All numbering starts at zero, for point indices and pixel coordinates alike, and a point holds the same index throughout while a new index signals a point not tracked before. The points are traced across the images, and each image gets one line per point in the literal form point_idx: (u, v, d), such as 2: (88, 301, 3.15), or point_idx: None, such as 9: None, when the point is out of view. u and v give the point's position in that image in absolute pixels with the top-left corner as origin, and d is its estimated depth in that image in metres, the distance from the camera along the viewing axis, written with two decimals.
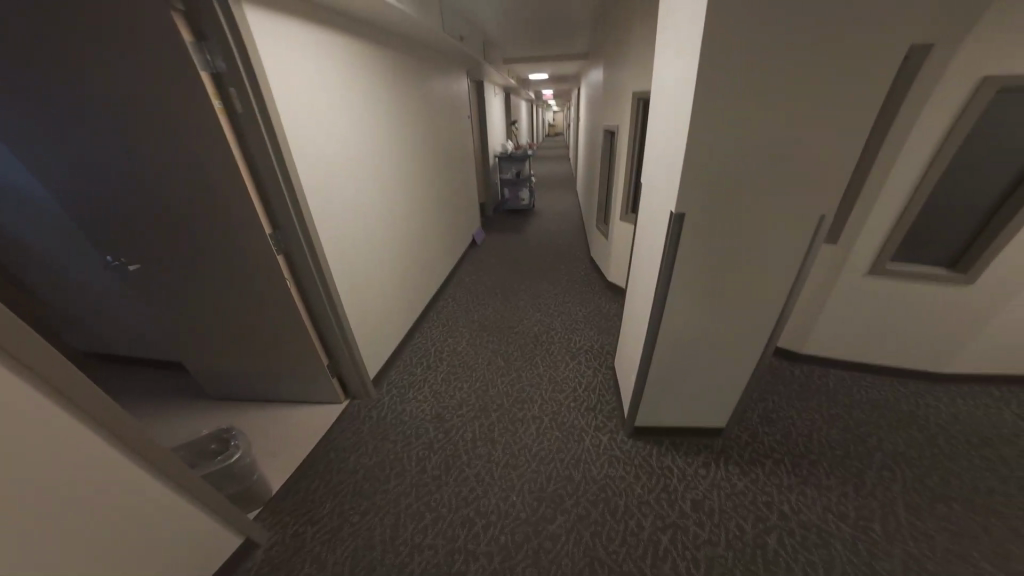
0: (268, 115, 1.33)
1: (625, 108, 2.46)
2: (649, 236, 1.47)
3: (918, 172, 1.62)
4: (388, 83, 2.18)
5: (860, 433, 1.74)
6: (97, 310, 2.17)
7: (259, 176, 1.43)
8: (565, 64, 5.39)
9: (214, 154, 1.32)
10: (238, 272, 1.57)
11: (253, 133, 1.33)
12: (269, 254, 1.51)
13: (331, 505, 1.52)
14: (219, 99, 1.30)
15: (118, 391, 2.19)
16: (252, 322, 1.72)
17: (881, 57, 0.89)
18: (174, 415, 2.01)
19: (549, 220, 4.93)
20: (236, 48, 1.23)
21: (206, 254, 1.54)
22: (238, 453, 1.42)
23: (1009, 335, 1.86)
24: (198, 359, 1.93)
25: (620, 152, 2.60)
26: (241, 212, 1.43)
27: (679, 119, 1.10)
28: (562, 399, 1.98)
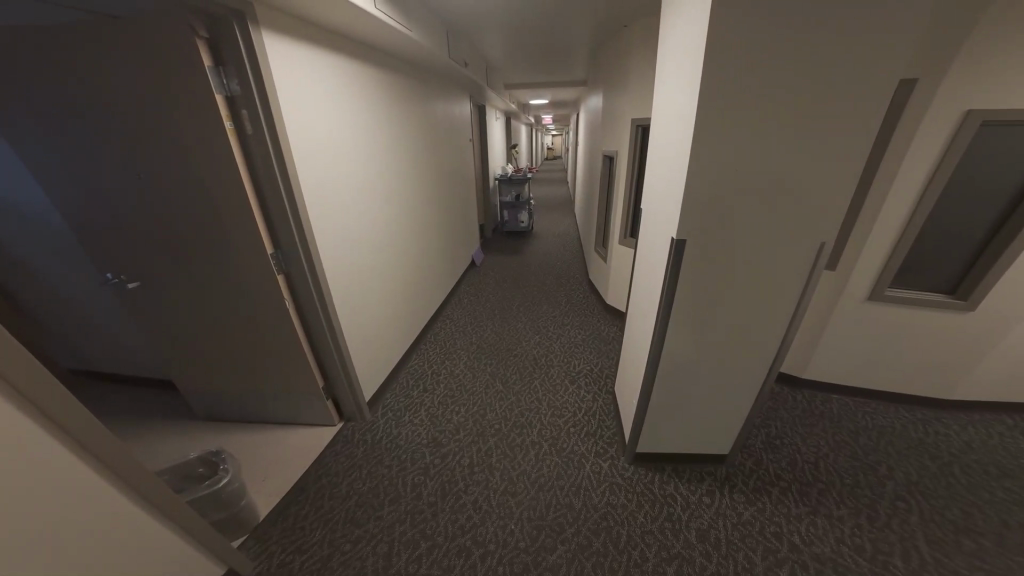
0: (279, 139, 1.36)
1: (625, 134, 2.51)
2: (648, 258, 1.49)
3: (911, 200, 1.67)
4: (393, 108, 2.25)
5: (869, 461, 1.70)
6: (93, 327, 2.15)
7: (265, 195, 1.44)
8: (564, 90, 5.58)
9: (223, 170, 1.34)
10: (239, 288, 1.57)
11: (261, 149, 1.35)
12: (269, 272, 1.51)
13: (321, 533, 1.45)
14: (231, 120, 1.32)
15: (107, 410, 2.14)
16: (249, 338, 1.70)
17: (882, 59, 0.92)
18: (163, 436, 1.95)
19: (549, 242, 4.97)
20: (251, 71, 1.26)
21: (208, 269, 1.54)
22: (227, 477, 1.37)
23: (1013, 359, 1.85)
24: (191, 378, 1.89)
25: (620, 178, 2.65)
26: (245, 226, 1.43)
27: (680, 145, 1.13)
28: (561, 424, 1.93)
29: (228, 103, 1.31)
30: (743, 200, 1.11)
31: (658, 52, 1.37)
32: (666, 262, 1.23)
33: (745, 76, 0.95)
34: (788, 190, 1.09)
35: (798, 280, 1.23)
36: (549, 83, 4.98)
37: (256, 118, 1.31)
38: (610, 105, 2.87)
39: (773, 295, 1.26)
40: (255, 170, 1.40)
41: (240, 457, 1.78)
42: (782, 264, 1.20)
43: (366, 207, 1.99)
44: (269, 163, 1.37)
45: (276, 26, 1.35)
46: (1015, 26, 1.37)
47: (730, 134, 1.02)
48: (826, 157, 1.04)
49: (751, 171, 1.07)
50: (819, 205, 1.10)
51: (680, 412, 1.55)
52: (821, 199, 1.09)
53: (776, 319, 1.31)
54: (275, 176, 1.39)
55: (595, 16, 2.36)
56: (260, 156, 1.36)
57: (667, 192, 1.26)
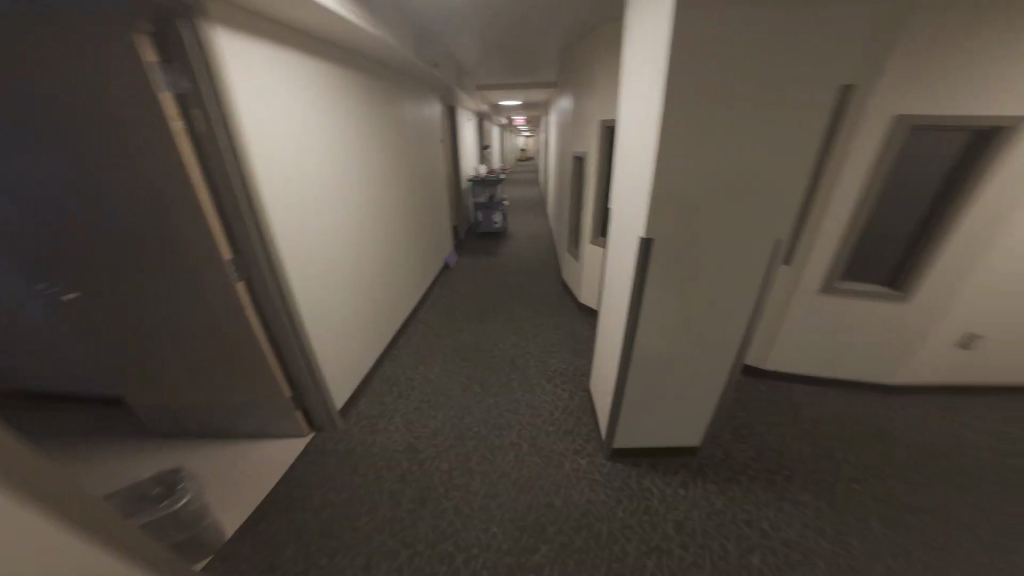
0: (235, 140, 1.29)
1: (593, 138, 2.57)
2: (618, 258, 1.52)
3: (854, 203, 1.81)
4: (362, 108, 2.19)
5: (825, 445, 1.81)
6: (25, 342, 1.96)
7: (221, 199, 1.36)
8: (535, 92, 5.63)
9: (173, 173, 1.26)
10: (195, 296, 1.47)
11: (217, 151, 1.28)
12: (228, 280, 1.43)
13: (294, 548, 1.38)
14: (182, 119, 1.24)
15: (43, 432, 1.95)
16: (207, 349, 1.60)
17: (823, 78, 1.00)
18: (108, 457, 1.80)
19: (523, 243, 5.00)
20: (202, 67, 1.19)
21: (159, 278, 1.44)
22: (185, 499, 1.27)
23: (944, 346, 2.04)
24: (142, 393, 1.76)
25: (589, 181, 2.71)
26: (199, 231, 1.35)
27: (646, 148, 1.17)
28: (539, 425, 1.94)
29: (178, 101, 1.23)
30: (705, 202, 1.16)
31: (622, 60, 1.41)
32: (636, 261, 1.26)
33: (704, 86, 1.01)
34: (747, 192, 1.15)
35: (759, 278, 1.29)
36: (520, 85, 5.01)
37: (211, 118, 1.24)
38: (579, 108, 2.92)
39: (735, 293, 1.33)
40: (209, 172, 1.33)
41: (199, 476, 1.66)
42: (743, 263, 1.27)
43: (334, 209, 1.92)
44: (225, 164, 1.30)
45: (231, 16, 1.28)
46: (938, 44, 1.51)
47: (693, 140, 1.07)
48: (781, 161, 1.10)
49: (712, 175, 1.12)
50: (776, 207, 1.17)
51: (653, 407, 1.59)
52: (774, 203, 1.16)
53: (739, 316, 1.37)
54: (232, 177, 1.32)
55: (564, 21, 2.40)
56: (216, 158, 1.29)
57: (634, 193, 1.30)
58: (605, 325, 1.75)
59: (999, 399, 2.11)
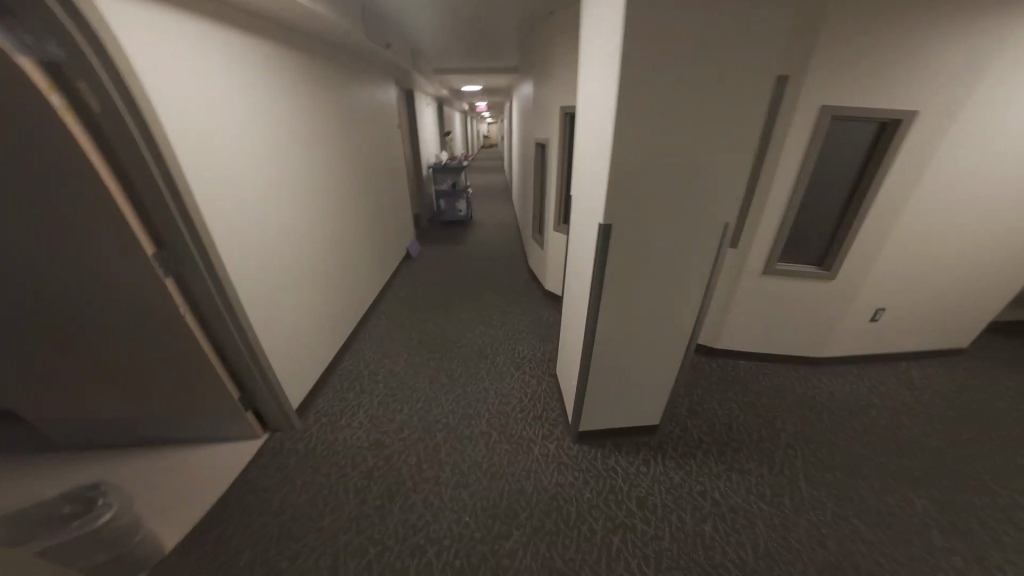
0: (141, 114, 1.11)
1: (555, 127, 2.59)
2: (580, 245, 1.55)
3: (787, 195, 1.98)
4: (304, 87, 2.03)
5: (767, 417, 1.99)
6: None
7: (134, 186, 1.19)
8: (496, 77, 5.53)
9: (68, 160, 1.07)
10: (113, 293, 1.30)
11: (119, 130, 1.10)
12: (151, 277, 1.27)
13: (250, 555, 1.29)
14: (61, 93, 1.03)
15: None
16: (131, 351, 1.43)
17: (762, 74, 1.06)
18: (14, 475, 1.58)
19: (488, 231, 4.96)
20: (72, 26, 0.96)
21: (66, 275, 1.26)
22: (109, 514, 1.15)
23: (863, 323, 2.29)
24: (53, 403, 1.56)
25: (552, 170, 2.73)
26: (108, 222, 1.17)
27: (605, 141, 1.17)
28: (509, 412, 1.96)
29: (49, 70, 1.01)
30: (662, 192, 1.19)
31: (579, 48, 1.39)
32: (597, 247, 1.29)
33: (652, 80, 1.03)
34: (698, 180, 1.20)
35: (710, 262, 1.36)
36: (480, 70, 4.89)
37: (104, 92, 1.05)
38: (540, 96, 2.90)
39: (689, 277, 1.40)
40: (111, 154, 1.14)
41: (130, 489, 1.50)
42: (696, 247, 1.33)
43: (277, 194, 1.78)
44: (132, 145, 1.12)
45: None
46: (857, 50, 1.65)
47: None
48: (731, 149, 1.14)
49: (668, 165, 1.16)
50: (727, 193, 1.24)
51: (614, 390, 1.66)
52: (725, 188, 1.22)
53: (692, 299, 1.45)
54: (144, 158, 1.15)
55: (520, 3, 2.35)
56: (120, 139, 1.11)
57: (594, 180, 1.32)
58: (569, 312, 1.77)
59: (907, 365, 2.42)
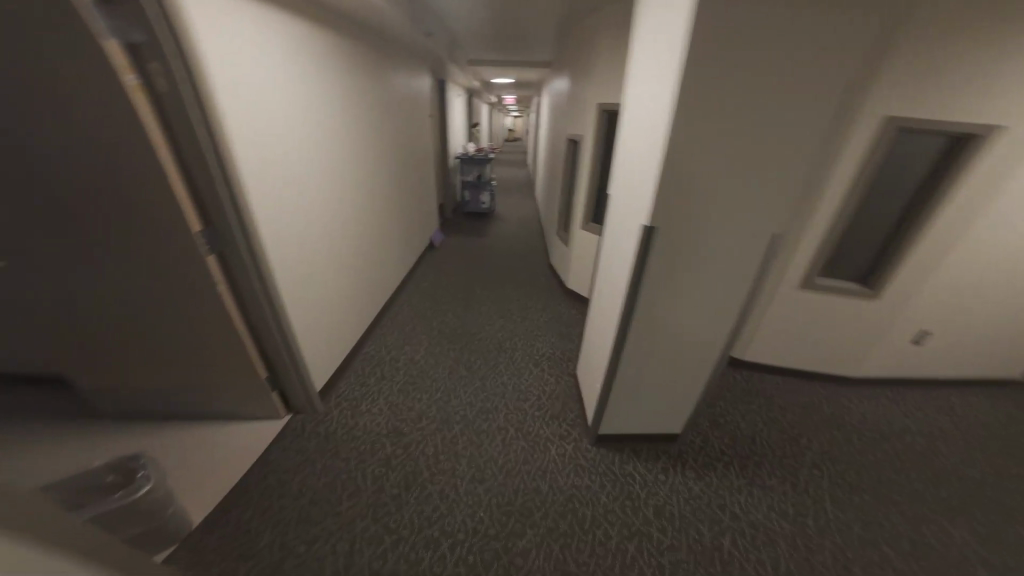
0: (204, 100, 1.14)
1: (590, 124, 2.55)
2: (616, 246, 1.50)
3: (837, 204, 1.88)
4: (348, 76, 2.06)
5: (793, 433, 1.92)
6: None
7: (189, 168, 1.22)
8: (528, 71, 5.46)
9: (131, 140, 1.10)
10: (157, 271, 1.34)
11: (183, 114, 1.12)
12: (196, 256, 1.31)
13: (270, 536, 1.33)
14: (135, 74, 1.06)
15: None
16: (171, 328, 1.48)
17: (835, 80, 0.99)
18: (57, 439, 1.67)
19: (511, 225, 4.94)
20: (155, 12, 0.99)
21: (113, 251, 1.30)
22: (146, 488, 1.18)
23: (906, 344, 2.18)
24: (96, 374, 1.63)
25: (584, 168, 2.69)
26: (158, 200, 1.20)
27: (655, 138, 1.14)
28: (526, 408, 1.95)
29: (130, 53, 1.04)
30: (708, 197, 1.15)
31: (630, 45, 1.35)
32: (637, 245, 1.25)
33: (718, 79, 0.98)
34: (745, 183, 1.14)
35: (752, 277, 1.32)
36: (513, 63, 4.84)
37: (174, 77, 1.07)
38: (577, 93, 2.85)
39: (727, 289, 1.35)
40: (172, 134, 1.17)
41: (164, 460, 1.57)
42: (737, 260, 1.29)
43: (316, 182, 1.81)
44: (192, 130, 1.15)
45: None
46: (928, 54, 1.55)
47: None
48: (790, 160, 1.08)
49: (718, 169, 1.12)
50: (777, 206, 1.19)
51: (640, 395, 1.63)
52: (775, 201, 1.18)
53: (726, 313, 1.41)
54: (202, 143, 1.17)
55: None
56: (182, 123, 1.14)
57: (639, 179, 1.27)
58: (596, 314, 1.75)
59: (948, 391, 2.29)
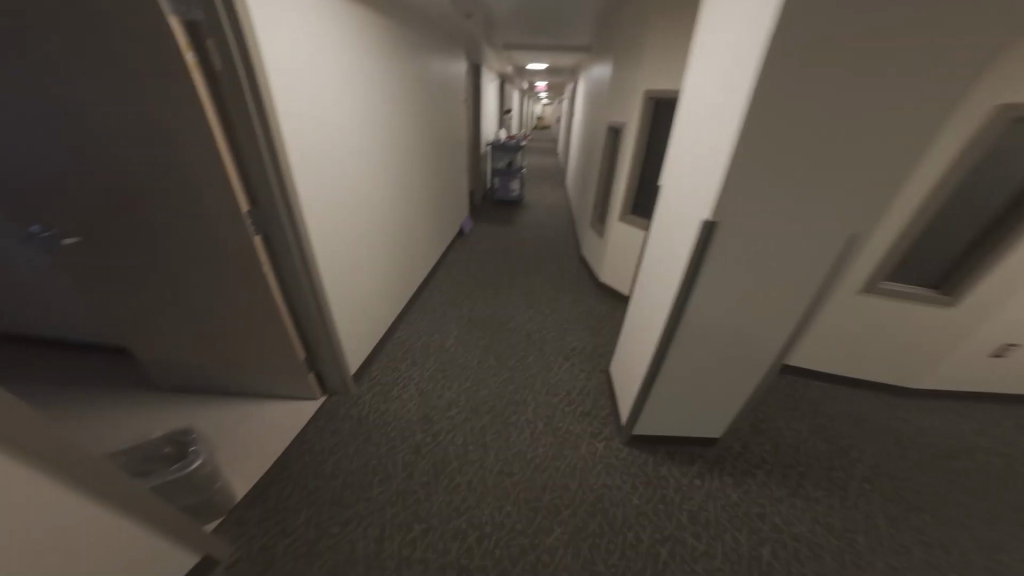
0: (255, 82, 1.14)
1: (633, 111, 2.44)
2: (664, 239, 1.42)
3: (913, 200, 1.70)
4: (389, 61, 2.04)
5: (842, 444, 1.80)
6: (31, 290, 1.96)
7: (240, 149, 1.24)
8: (565, 56, 5.30)
9: (188, 122, 1.13)
10: (209, 252, 1.39)
11: (236, 95, 1.14)
12: (244, 237, 1.34)
13: (307, 514, 1.39)
14: (193, 51, 1.09)
15: (53, 379, 1.95)
16: (221, 308, 1.55)
17: None
18: (120, 407, 1.80)
19: (541, 215, 4.86)
20: None
21: (169, 233, 1.35)
22: (197, 462, 1.24)
23: (979, 356, 1.98)
24: (153, 348, 1.74)
25: (625, 157, 2.59)
26: (211, 182, 1.23)
27: (721, 124, 1.03)
28: (556, 403, 1.93)
29: (189, 30, 1.07)
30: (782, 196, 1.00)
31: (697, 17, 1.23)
32: (693, 245, 1.14)
33: None
34: None
35: (822, 287, 1.17)
36: (549, 47, 4.70)
37: (230, 57, 1.09)
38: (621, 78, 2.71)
39: (789, 300, 1.21)
40: (225, 114, 1.19)
41: (214, 434, 1.66)
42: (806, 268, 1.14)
43: (356, 169, 1.82)
44: (245, 113, 1.17)
45: None
46: None
47: (787, 122, 0.90)
48: (886, 155, 0.92)
49: None
50: (863, 210, 1.02)
51: (681, 400, 1.55)
52: (862, 205, 1.01)
53: (784, 325, 1.28)
54: (254, 126, 1.19)
55: None
56: (236, 104, 1.16)
57: (696, 167, 1.18)
58: (637, 311, 1.68)
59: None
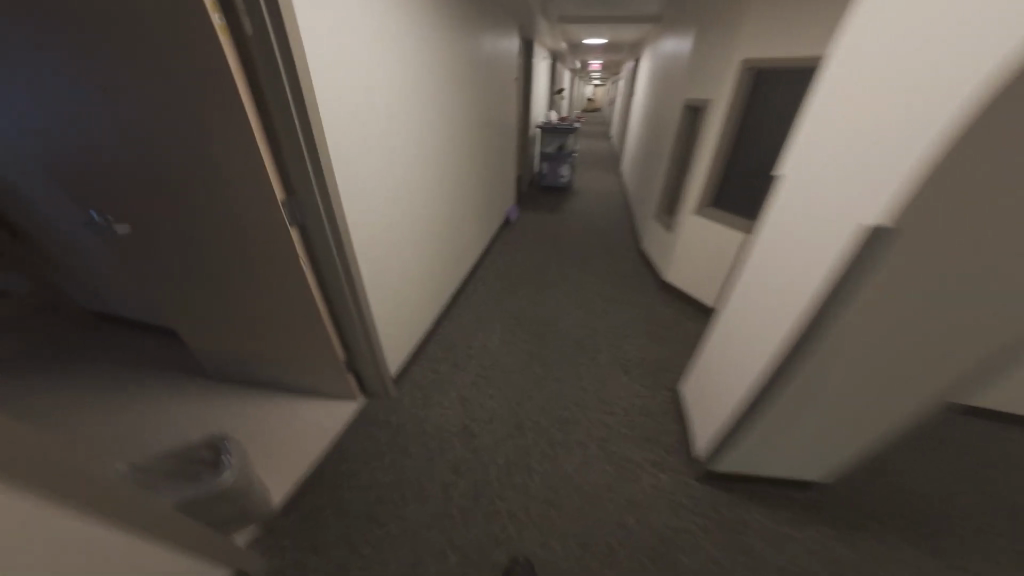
0: (289, 54, 1.02)
1: (724, 90, 2.15)
2: (783, 243, 1.11)
3: None
4: (436, 42, 1.91)
5: (983, 503, 1.51)
6: (108, 283, 2.12)
7: (274, 132, 1.14)
8: (626, 29, 4.89)
9: (219, 104, 1.03)
10: (246, 247, 1.35)
11: (271, 74, 1.04)
12: (278, 230, 1.27)
13: (339, 530, 1.36)
14: (220, 12, 0.95)
15: (127, 361, 2.11)
16: (262, 305, 1.54)
17: None
18: (181, 394, 1.91)
19: (591, 203, 4.62)
20: None
21: (214, 232, 1.33)
22: (229, 479, 1.14)
23: None
24: (208, 341, 1.80)
25: (709, 142, 2.30)
26: (246, 171, 1.15)
27: (925, 97, 0.69)
28: (612, 424, 1.77)
29: None
30: (979, 186, 0.69)
31: None
32: (839, 267, 0.86)
33: None
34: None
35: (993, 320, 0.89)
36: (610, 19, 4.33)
37: (263, 32, 0.98)
38: (705, 48, 2.38)
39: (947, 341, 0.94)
40: (258, 91, 1.08)
41: (256, 436, 1.69)
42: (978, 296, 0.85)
43: (399, 159, 1.74)
44: (279, 90, 1.06)
45: None
46: None
47: None
48: None
49: None
50: None
51: (770, 438, 1.28)
52: None
53: (930, 362, 0.99)
54: (288, 105, 1.08)
55: None
56: (272, 85, 1.06)
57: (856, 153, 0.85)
58: (726, 335, 1.41)
59: None
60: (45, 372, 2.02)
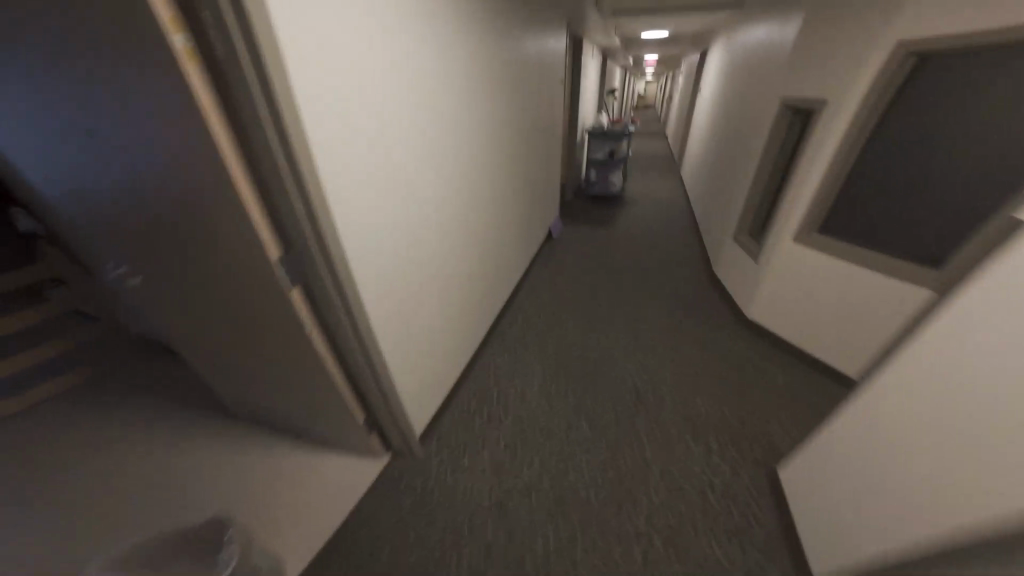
0: (271, 91, 0.89)
1: (851, 98, 1.81)
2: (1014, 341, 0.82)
3: None
4: (468, 60, 1.76)
5: None
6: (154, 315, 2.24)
7: (261, 175, 1.03)
8: (688, 19, 4.45)
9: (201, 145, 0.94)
10: (254, 302, 1.30)
11: (250, 110, 0.91)
12: (275, 288, 1.19)
13: None
14: (187, 32, 0.83)
15: (178, 396, 2.25)
16: (276, 358, 1.50)
17: None
18: (221, 434, 1.98)
19: (643, 214, 4.28)
20: None
21: (230, 287, 1.30)
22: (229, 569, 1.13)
23: None
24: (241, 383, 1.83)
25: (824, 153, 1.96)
26: (239, 224, 1.07)
27: None
28: (680, 510, 1.52)
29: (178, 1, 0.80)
30: None
31: None
32: None
33: None
34: None
35: None
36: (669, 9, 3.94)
37: (233, 58, 0.84)
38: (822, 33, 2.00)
39: None
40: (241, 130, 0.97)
41: (274, 490, 1.68)
42: None
43: (428, 193, 1.63)
44: (261, 129, 0.94)
45: None
46: None
47: None
48: None
49: None
50: None
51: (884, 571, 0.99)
52: None
53: None
54: (272, 148, 0.96)
55: None
56: (253, 125, 0.93)
57: None
58: (874, 420, 1.14)
59: None
60: (107, 402, 2.21)
